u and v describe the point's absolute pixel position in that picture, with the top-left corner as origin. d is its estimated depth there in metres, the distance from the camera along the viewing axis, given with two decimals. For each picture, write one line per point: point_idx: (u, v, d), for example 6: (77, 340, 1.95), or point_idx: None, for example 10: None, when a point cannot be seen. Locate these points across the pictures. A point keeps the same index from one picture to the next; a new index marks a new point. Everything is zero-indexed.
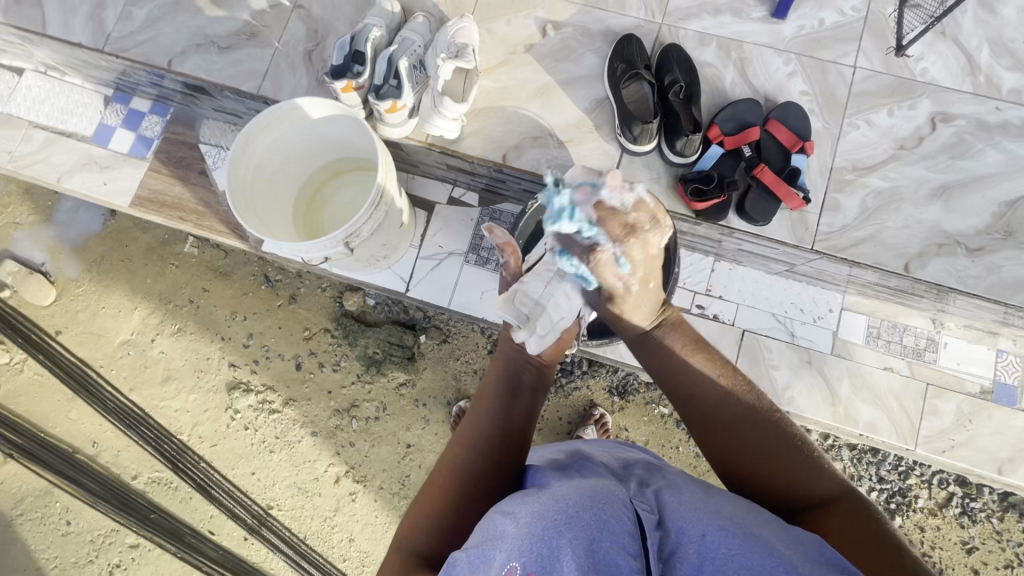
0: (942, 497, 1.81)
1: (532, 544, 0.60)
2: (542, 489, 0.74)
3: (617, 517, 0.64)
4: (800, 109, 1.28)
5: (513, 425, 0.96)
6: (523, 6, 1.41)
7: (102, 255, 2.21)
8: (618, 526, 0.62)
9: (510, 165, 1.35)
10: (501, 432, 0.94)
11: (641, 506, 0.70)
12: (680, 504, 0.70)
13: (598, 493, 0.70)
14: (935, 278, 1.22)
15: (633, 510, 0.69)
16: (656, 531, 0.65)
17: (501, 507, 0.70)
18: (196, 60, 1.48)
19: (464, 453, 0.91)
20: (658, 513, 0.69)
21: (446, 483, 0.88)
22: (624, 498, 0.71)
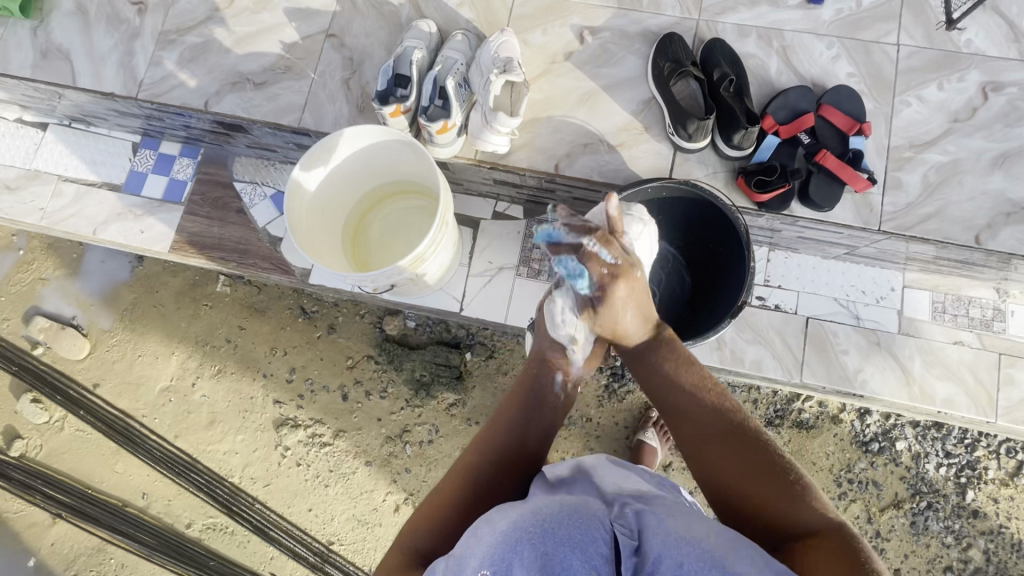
0: (1011, 466, 1.80)
1: (504, 552, 0.61)
2: (529, 501, 0.73)
3: (592, 541, 0.62)
4: (851, 91, 1.28)
5: (527, 447, 0.93)
6: (558, 15, 1.41)
7: (133, 302, 2.19)
8: (589, 547, 0.61)
9: (563, 174, 1.34)
10: (514, 452, 0.91)
11: (620, 526, 0.68)
12: (663, 525, 0.66)
13: (579, 513, 0.67)
14: (1007, 247, 1.21)
15: (614, 531, 0.66)
16: (633, 556, 0.61)
17: (485, 515, 0.71)
18: (232, 98, 1.47)
19: (482, 464, 0.90)
20: (639, 536, 0.65)
21: (457, 486, 0.88)
22: (605, 519, 0.69)
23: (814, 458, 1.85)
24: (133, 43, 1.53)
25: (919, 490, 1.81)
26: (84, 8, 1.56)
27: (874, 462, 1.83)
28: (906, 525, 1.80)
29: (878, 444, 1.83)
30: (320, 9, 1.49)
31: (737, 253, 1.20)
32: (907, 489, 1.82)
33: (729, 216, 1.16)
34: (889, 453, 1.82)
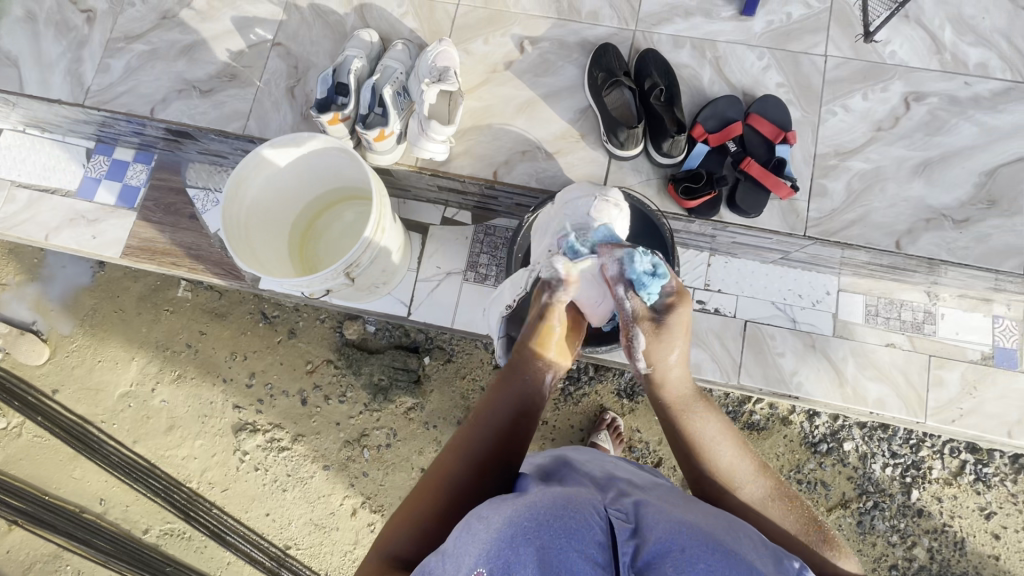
0: (954, 466, 1.83)
1: (500, 549, 0.60)
2: (519, 495, 0.73)
3: (588, 528, 0.63)
4: (778, 101, 1.32)
5: (513, 447, 0.90)
6: (499, 25, 1.44)
7: (93, 308, 2.18)
8: (588, 536, 0.62)
9: (501, 181, 1.36)
10: (498, 451, 0.89)
11: (616, 514, 0.69)
12: (657, 514, 0.69)
13: (574, 503, 0.68)
14: (926, 253, 1.25)
15: (607, 519, 0.68)
16: (631, 540, 0.64)
17: (476, 510, 0.70)
18: (179, 106, 1.48)
19: (458, 465, 0.86)
20: (635, 522, 0.68)
21: (433, 493, 0.83)
22: (599, 507, 0.70)
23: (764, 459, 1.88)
24: (82, 50, 1.54)
25: (866, 489, 1.84)
26: (34, 16, 1.57)
27: (822, 462, 1.86)
28: (853, 525, 1.83)
29: (826, 445, 1.86)
30: (267, 18, 1.51)
31: (664, 255, 1.24)
32: (854, 489, 1.85)
33: (652, 218, 1.22)
34: (836, 454, 1.85)
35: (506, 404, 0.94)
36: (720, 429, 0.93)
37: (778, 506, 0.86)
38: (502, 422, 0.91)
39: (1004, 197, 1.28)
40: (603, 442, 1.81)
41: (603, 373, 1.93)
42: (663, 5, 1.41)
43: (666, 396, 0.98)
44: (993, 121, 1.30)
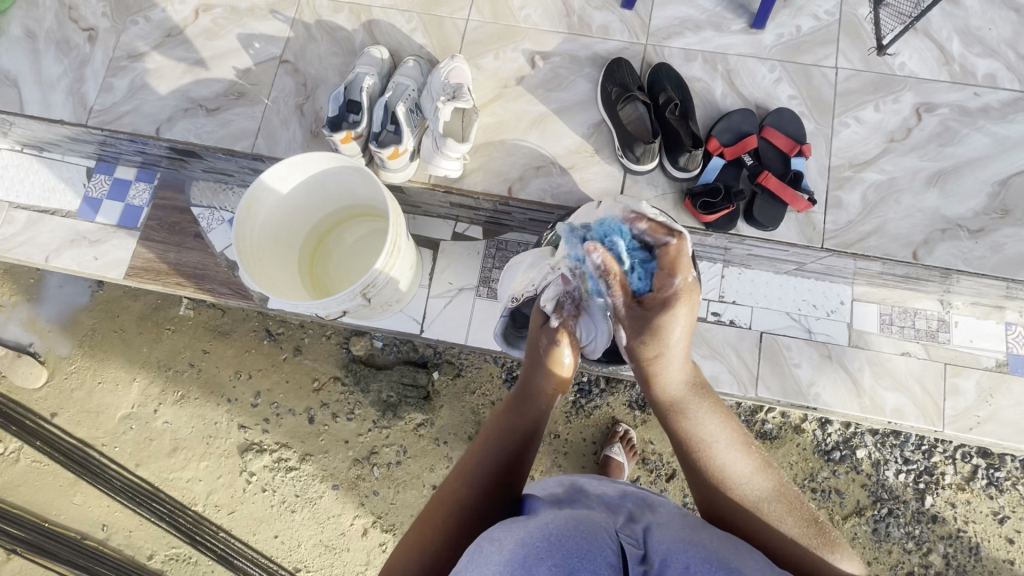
0: (966, 470, 1.83)
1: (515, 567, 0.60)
2: (530, 518, 0.72)
3: (599, 549, 0.63)
4: (792, 113, 1.32)
5: (516, 470, 0.89)
6: (509, 40, 1.43)
7: (93, 328, 2.14)
8: (598, 557, 0.62)
9: (516, 197, 1.35)
10: (503, 474, 0.88)
11: (626, 539, 0.69)
12: (668, 538, 0.68)
13: (586, 524, 0.68)
14: (943, 263, 1.26)
15: (618, 544, 0.67)
16: (641, 564, 0.64)
17: (486, 534, 0.68)
18: (185, 124, 1.46)
19: (464, 486, 0.86)
20: (645, 548, 0.68)
21: (434, 515, 0.83)
22: (610, 530, 0.69)
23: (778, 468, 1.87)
24: (84, 69, 1.51)
25: (880, 496, 1.84)
26: (33, 34, 1.54)
27: (836, 470, 1.85)
28: (868, 533, 1.83)
29: (839, 453, 1.86)
30: (273, 34, 1.49)
31: None
32: (868, 497, 1.84)
33: None
34: (850, 461, 1.85)
35: (510, 425, 0.94)
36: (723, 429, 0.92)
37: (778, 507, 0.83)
38: (507, 444, 0.91)
39: (1017, 207, 1.28)
40: (617, 455, 1.79)
41: (615, 385, 1.92)
42: (673, 18, 1.41)
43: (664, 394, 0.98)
44: (1004, 131, 1.31)
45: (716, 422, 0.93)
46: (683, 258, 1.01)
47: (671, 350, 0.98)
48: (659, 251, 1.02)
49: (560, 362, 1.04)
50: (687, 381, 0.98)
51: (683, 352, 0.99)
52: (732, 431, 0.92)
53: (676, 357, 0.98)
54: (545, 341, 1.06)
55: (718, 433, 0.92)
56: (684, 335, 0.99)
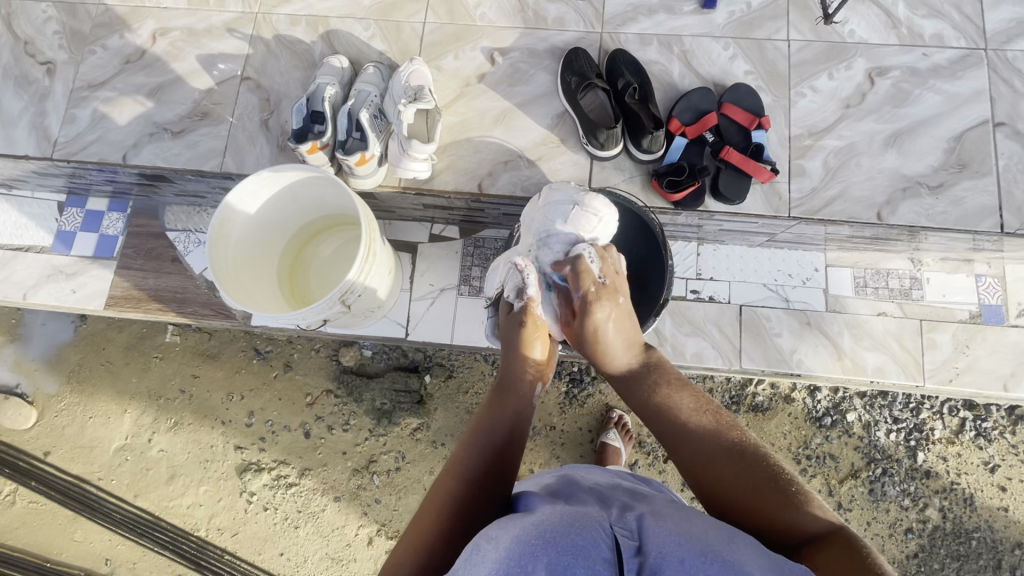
0: (955, 424, 1.87)
1: (508, 569, 0.61)
2: (525, 516, 0.73)
3: (594, 546, 0.63)
4: (749, 88, 1.35)
5: (506, 460, 0.91)
6: (467, 39, 1.45)
7: (79, 364, 2.12)
8: (593, 554, 0.61)
9: (487, 193, 1.37)
10: (492, 467, 0.89)
11: (621, 532, 0.68)
12: (662, 529, 0.68)
13: (580, 522, 0.69)
14: (907, 221, 1.28)
15: (612, 537, 0.67)
16: (637, 556, 0.63)
17: (483, 533, 0.70)
18: (152, 149, 1.46)
19: (454, 482, 0.86)
20: (640, 539, 0.67)
21: (432, 513, 0.83)
22: (604, 525, 0.69)
23: (772, 439, 1.90)
24: (45, 103, 1.51)
25: (874, 457, 1.87)
26: None
27: (828, 436, 1.88)
28: (865, 494, 1.85)
29: (830, 418, 1.89)
30: (233, 53, 1.50)
31: (656, 250, 1.24)
32: (862, 458, 1.87)
33: (641, 214, 1.23)
34: (841, 426, 1.88)
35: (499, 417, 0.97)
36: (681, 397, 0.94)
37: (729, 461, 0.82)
38: (497, 435, 0.93)
39: (974, 159, 1.31)
40: (613, 441, 1.81)
41: None
42: (626, 5, 1.43)
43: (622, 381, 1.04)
44: (955, 88, 1.34)
45: (679, 390, 0.96)
46: (585, 271, 1.11)
47: (603, 337, 1.07)
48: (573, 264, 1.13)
49: (531, 348, 1.10)
50: (640, 359, 1.05)
51: (618, 343, 1.06)
52: (697, 399, 0.93)
53: (615, 344, 1.07)
54: (515, 326, 1.10)
55: (682, 399, 0.94)
56: (612, 322, 1.07)
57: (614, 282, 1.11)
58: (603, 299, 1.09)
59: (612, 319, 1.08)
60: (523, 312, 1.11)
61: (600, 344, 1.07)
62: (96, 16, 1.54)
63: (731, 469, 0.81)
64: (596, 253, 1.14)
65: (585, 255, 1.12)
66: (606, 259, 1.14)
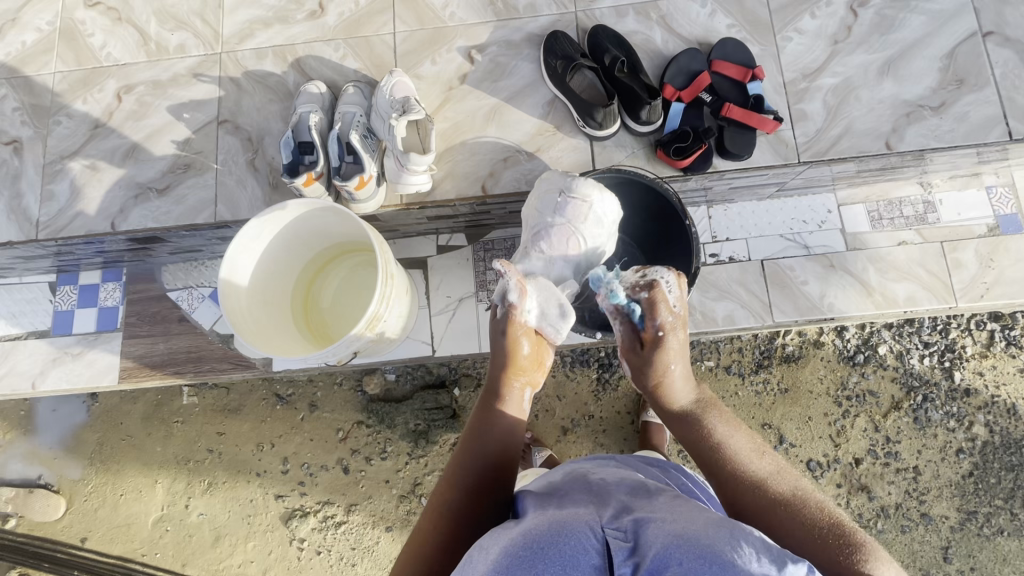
0: (985, 337, 1.87)
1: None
2: (519, 525, 0.71)
3: (582, 551, 0.60)
4: (736, 42, 1.33)
5: (501, 471, 0.90)
6: (442, 42, 1.42)
7: (99, 443, 2.06)
8: (582, 560, 0.59)
9: (492, 194, 1.33)
10: (488, 482, 0.88)
11: (613, 533, 0.64)
12: (658, 528, 0.64)
13: (572, 527, 0.65)
14: (916, 146, 1.27)
15: (603, 540, 0.63)
16: (630, 560, 0.59)
17: (477, 545, 0.70)
18: (140, 211, 1.41)
19: (452, 496, 0.86)
20: (634, 539, 0.63)
21: (429, 521, 0.85)
22: (596, 528, 0.66)
23: (810, 386, 1.90)
24: (19, 184, 1.45)
25: (912, 386, 1.87)
26: None
27: (864, 372, 1.88)
28: (911, 423, 1.86)
29: (863, 355, 1.88)
30: (204, 98, 1.45)
31: (680, 221, 1.21)
32: (901, 389, 1.87)
33: (659, 187, 1.20)
34: (875, 361, 1.88)
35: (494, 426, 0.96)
36: (749, 441, 0.88)
37: (792, 498, 0.77)
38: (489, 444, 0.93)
39: (970, 73, 1.30)
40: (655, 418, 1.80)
41: None
42: None
43: (674, 408, 0.97)
44: (936, 6, 1.33)
45: (736, 431, 0.91)
46: (660, 301, 1.02)
47: (670, 373, 1.00)
48: (648, 296, 1.02)
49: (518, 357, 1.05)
50: (698, 398, 0.97)
51: (683, 377, 1.00)
52: (755, 442, 0.89)
53: (678, 380, 1.00)
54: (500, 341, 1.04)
55: (739, 441, 0.89)
56: (680, 361, 1.01)
57: (683, 313, 1.04)
58: (677, 330, 1.02)
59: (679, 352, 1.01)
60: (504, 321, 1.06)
61: (664, 383, 1.00)
62: (54, 84, 1.48)
63: (801, 505, 0.76)
64: (673, 278, 1.05)
65: (663, 282, 1.04)
66: (683, 290, 1.05)
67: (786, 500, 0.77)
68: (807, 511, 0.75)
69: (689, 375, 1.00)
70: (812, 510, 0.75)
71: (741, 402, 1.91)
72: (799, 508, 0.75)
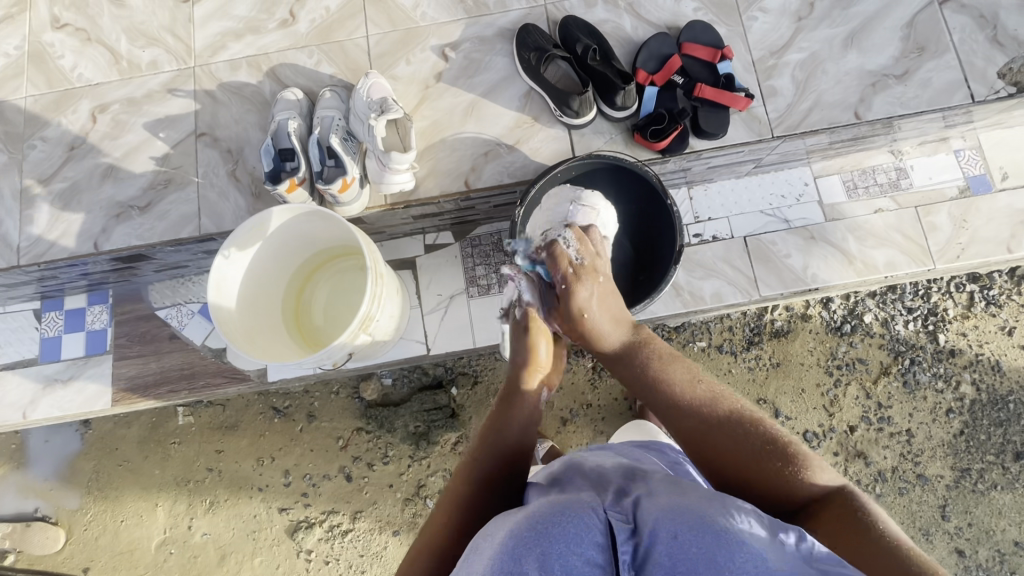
0: (965, 299, 1.92)
1: (500, 561, 0.60)
2: (522, 510, 0.71)
3: (586, 530, 0.61)
4: (704, 24, 1.36)
5: (514, 468, 0.91)
6: (415, 43, 1.43)
7: (95, 470, 2.04)
8: (586, 538, 0.60)
9: (475, 189, 1.35)
10: (503, 479, 0.89)
11: (614, 515, 0.65)
12: (659, 508, 0.65)
13: (574, 508, 0.66)
14: (884, 113, 1.31)
15: (605, 521, 0.64)
16: (631, 538, 0.61)
17: (481, 533, 0.70)
18: (123, 230, 1.40)
19: (464, 488, 0.87)
20: (635, 520, 0.64)
21: (444, 515, 0.86)
22: (597, 510, 0.67)
23: (800, 359, 1.94)
24: None
25: (899, 351, 1.91)
26: None
27: (852, 341, 1.92)
28: (900, 387, 1.90)
29: (850, 325, 1.92)
30: (180, 112, 1.44)
31: (662, 201, 1.24)
32: (889, 355, 1.92)
33: (639, 169, 1.22)
34: (862, 329, 1.92)
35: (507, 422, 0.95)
36: (688, 371, 0.92)
37: (736, 424, 0.84)
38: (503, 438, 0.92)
39: (930, 40, 1.34)
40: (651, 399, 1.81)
41: None
42: None
43: (602, 348, 1.00)
44: None
45: (670, 364, 0.95)
46: (559, 251, 1.03)
47: (590, 316, 0.99)
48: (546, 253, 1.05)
49: (537, 359, 1.04)
50: (630, 338, 1.00)
51: (608, 321, 1.00)
52: (690, 372, 0.93)
53: (604, 322, 1.00)
54: (517, 338, 1.04)
55: (674, 372, 0.93)
56: (598, 296, 1.01)
57: (592, 260, 1.04)
58: (587, 280, 1.01)
59: (603, 300, 1.01)
60: (524, 321, 1.06)
61: (587, 319, 1.00)
62: (26, 109, 1.47)
63: (746, 434, 0.83)
64: (572, 237, 1.07)
65: (562, 241, 1.05)
66: (585, 242, 1.07)
67: (734, 428, 0.84)
68: (756, 441, 0.81)
69: (615, 312, 1.01)
70: (755, 435, 0.82)
71: (735, 379, 1.94)
72: (746, 436, 0.83)
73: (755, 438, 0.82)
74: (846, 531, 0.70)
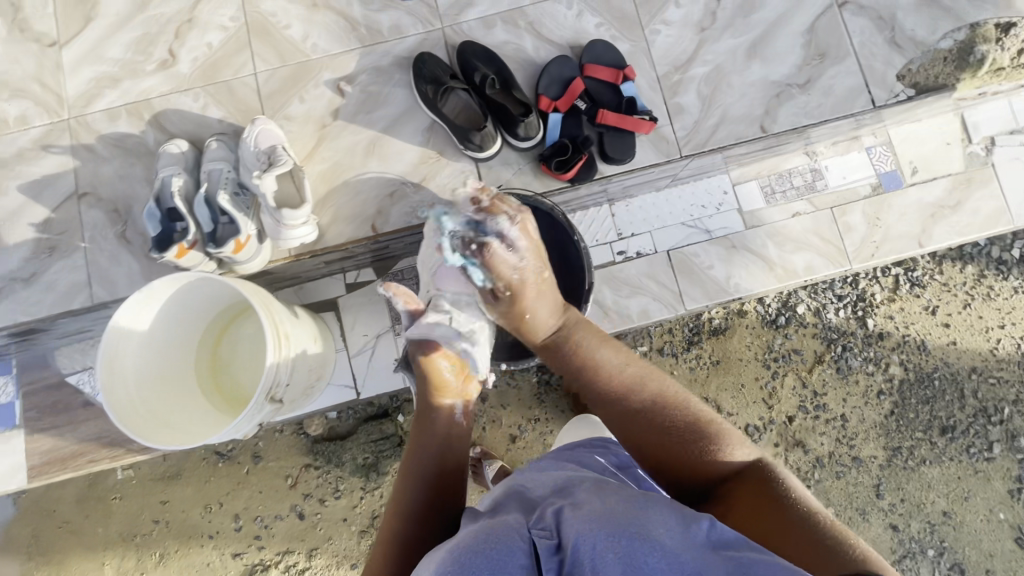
0: (891, 282, 1.98)
1: None
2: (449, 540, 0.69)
3: (510, 555, 0.60)
4: (605, 42, 1.31)
5: (443, 491, 0.94)
6: (307, 78, 1.34)
7: (33, 535, 1.95)
8: (511, 563, 0.58)
9: (383, 232, 1.29)
10: (434, 506, 0.92)
11: (538, 532, 0.64)
12: (580, 516, 0.64)
13: (498, 532, 0.65)
14: (789, 125, 1.30)
15: (529, 540, 0.63)
16: (554, 555, 0.60)
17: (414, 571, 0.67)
18: (8, 305, 1.30)
19: (399, 527, 0.90)
20: (558, 534, 0.63)
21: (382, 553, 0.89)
22: (520, 530, 0.65)
23: (738, 355, 1.97)
24: None
25: (831, 339, 1.97)
26: None
27: (787, 333, 1.96)
28: (834, 373, 1.95)
29: (784, 317, 1.96)
30: (58, 171, 1.33)
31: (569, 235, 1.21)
32: (822, 343, 1.97)
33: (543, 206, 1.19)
34: (795, 321, 1.96)
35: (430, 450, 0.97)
36: (618, 356, 1.01)
37: (664, 411, 0.93)
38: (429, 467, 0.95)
39: (831, 46, 1.33)
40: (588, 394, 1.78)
41: None
42: None
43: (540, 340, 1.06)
44: None
45: (602, 348, 1.03)
46: (497, 259, 0.95)
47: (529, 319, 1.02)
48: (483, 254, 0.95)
49: (442, 380, 1.03)
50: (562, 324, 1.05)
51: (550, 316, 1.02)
52: (620, 354, 1.02)
53: (542, 315, 1.03)
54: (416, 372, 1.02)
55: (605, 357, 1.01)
56: (540, 298, 1.00)
57: (532, 264, 0.98)
58: (529, 277, 0.98)
59: (541, 299, 1.00)
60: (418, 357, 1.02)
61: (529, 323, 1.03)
62: None
63: (673, 418, 0.92)
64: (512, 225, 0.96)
65: (496, 243, 0.95)
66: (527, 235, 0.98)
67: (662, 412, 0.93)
68: (680, 421, 0.91)
69: (555, 303, 1.03)
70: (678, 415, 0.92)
71: (677, 380, 1.97)
72: (672, 418, 0.92)
73: (679, 417, 0.92)
74: (750, 499, 0.80)
